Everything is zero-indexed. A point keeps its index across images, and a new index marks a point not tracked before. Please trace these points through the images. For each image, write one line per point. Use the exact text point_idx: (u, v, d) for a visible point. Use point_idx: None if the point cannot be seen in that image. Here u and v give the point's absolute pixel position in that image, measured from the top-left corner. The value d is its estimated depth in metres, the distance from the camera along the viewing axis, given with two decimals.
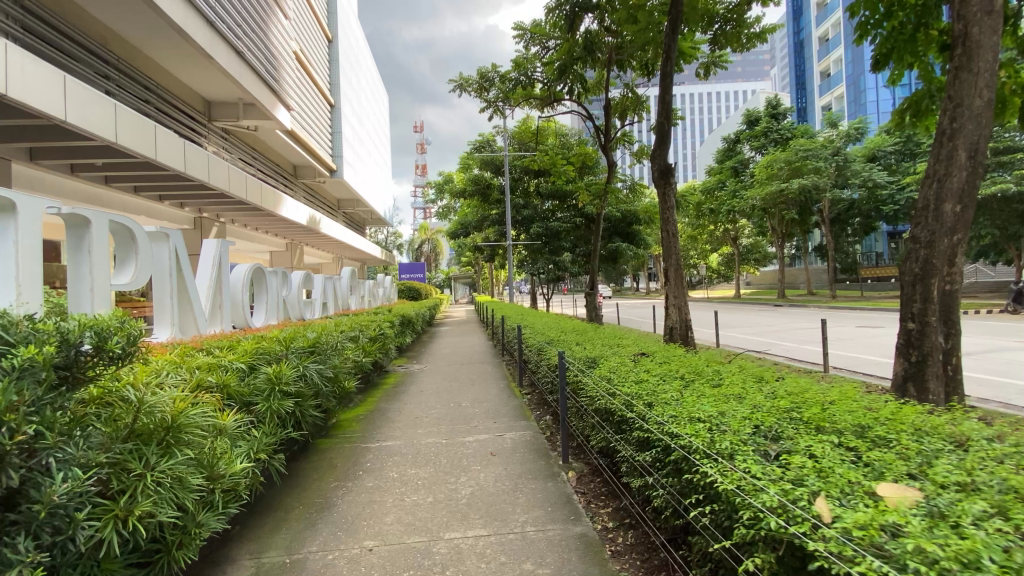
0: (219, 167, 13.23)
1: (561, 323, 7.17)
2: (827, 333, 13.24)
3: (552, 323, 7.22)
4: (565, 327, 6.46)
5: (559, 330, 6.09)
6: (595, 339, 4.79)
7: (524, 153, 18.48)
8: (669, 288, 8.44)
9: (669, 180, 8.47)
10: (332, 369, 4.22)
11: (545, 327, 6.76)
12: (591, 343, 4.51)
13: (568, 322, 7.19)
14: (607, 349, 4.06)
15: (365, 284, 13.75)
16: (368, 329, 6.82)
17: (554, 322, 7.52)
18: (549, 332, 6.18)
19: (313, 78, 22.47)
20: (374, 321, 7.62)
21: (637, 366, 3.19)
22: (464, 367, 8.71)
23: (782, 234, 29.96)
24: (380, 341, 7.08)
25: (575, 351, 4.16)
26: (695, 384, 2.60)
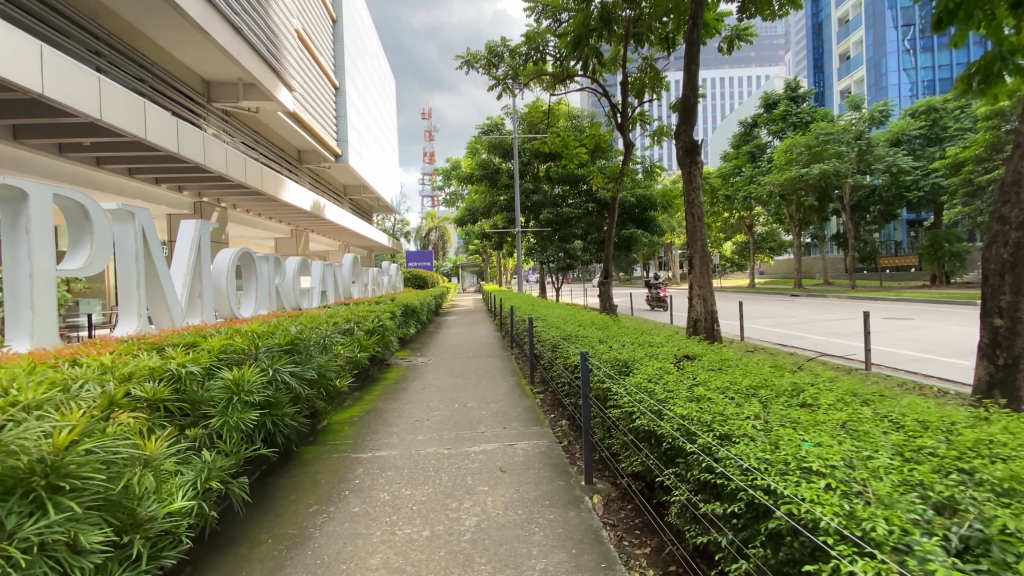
0: (216, 149, 12.62)
1: (577, 315, 6.55)
2: (854, 326, 12.51)
3: (568, 316, 6.60)
4: (583, 320, 5.85)
5: (577, 324, 5.48)
6: (621, 335, 4.15)
7: (534, 135, 17.76)
8: (694, 277, 7.77)
9: (695, 158, 7.75)
10: (315, 369, 3.62)
11: (560, 320, 6.16)
12: (617, 340, 3.89)
13: (585, 314, 6.56)
14: (638, 349, 3.41)
15: (369, 273, 13.16)
16: (367, 321, 6.23)
17: (569, 314, 6.91)
18: (565, 325, 5.57)
19: (316, 58, 21.78)
20: (374, 311, 7.02)
21: (684, 374, 2.55)
22: (471, 360, 8.11)
23: (799, 222, 29.02)
24: (379, 333, 6.49)
25: (600, 350, 3.53)
26: (773, 404, 1.96)
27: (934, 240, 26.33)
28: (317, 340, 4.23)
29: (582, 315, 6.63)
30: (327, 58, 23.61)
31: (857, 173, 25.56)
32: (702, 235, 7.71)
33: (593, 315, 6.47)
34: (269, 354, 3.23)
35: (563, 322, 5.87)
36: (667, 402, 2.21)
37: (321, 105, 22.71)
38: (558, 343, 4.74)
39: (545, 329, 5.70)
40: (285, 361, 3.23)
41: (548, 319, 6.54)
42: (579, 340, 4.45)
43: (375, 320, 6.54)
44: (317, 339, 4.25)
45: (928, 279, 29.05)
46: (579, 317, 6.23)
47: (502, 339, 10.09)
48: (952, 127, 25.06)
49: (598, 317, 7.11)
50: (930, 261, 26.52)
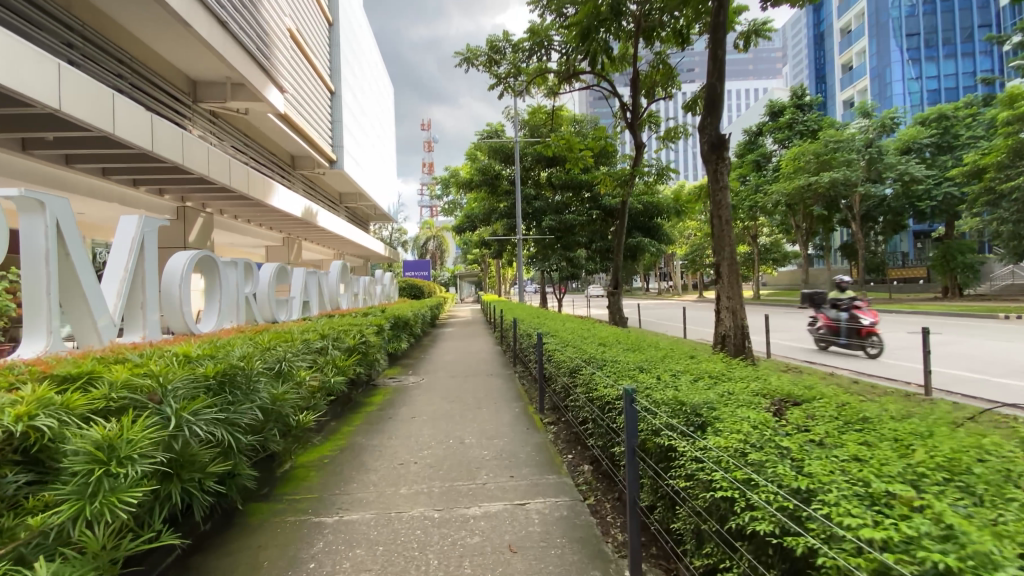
0: (198, 149, 11.68)
1: (593, 330, 5.62)
2: (880, 342, 11.67)
3: (582, 330, 5.67)
4: (602, 337, 4.91)
5: (599, 341, 4.54)
6: (663, 362, 3.23)
7: (535, 139, 17.00)
8: (721, 287, 6.93)
9: (722, 153, 6.93)
10: (261, 410, 2.70)
11: (575, 336, 5.22)
12: (665, 369, 2.95)
13: (601, 330, 5.67)
14: (704, 384, 2.49)
15: (360, 281, 12.22)
16: (346, 337, 5.30)
17: (581, 327, 6.01)
18: (584, 342, 4.62)
19: (310, 61, 21.05)
20: (356, 325, 6.06)
21: (807, 439, 1.63)
22: (469, 380, 7.20)
23: (806, 232, 28.24)
24: (362, 352, 5.55)
25: (646, 384, 2.61)
26: None
27: (946, 251, 25.60)
28: (269, 367, 3.29)
29: (600, 329, 5.70)
30: (322, 61, 22.89)
31: (867, 182, 24.85)
32: (730, 238, 6.89)
33: (614, 330, 5.58)
34: (185, 393, 2.28)
35: (581, 338, 4.94)
36: (810, 500, 1.29)
37: (315, 109, 21.92)
38: (579, 364, 3.82)
39: (559, 346, 4.76)
40: (206, 403, 2.28)
41: (558, 333, 5.62)
42: (609, 363, 3.52)
43: (358, 334, 5.60)
44: (269, 364, 3.30)
45: (940, 291, 28.28)
46: (597, 332, 5.31)
47: (503, 356, 9.16)
48: (963, 135, 24.42)
49: (618, 332, 6.17)
50: (941, 273, 25.73)
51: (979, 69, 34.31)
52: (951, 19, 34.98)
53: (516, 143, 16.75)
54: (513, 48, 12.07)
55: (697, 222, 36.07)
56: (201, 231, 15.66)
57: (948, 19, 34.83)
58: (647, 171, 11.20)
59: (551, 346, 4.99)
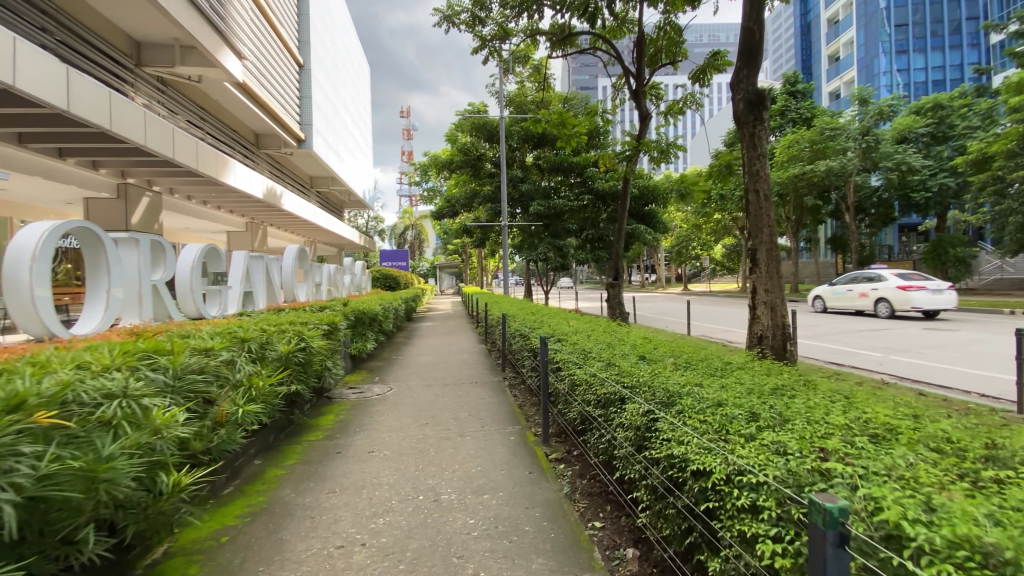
0: (130, 113, 9.97)
1: (615, 331, 4.26)
2: (899, 340, 10.64)
3: (599, 332, 4.29)
4: (635, 343, 3.57)
5: (636, 352, 3.16)
6: (782, 404, 1.91)
7: (522, 116, 15.53)
8: (757, 277, 5.68)
9: (760, 114, 5.61)
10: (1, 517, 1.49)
11: (595, 339, 3.84)
12: (807, 425, 1.63)
13: (625, 331, 4.36)
14: (949, 494, 1.18)
15: (324, 270, 10.68)
16: (278, 343, 3.89)
17: (595, 326, 4.69)
18: (613, 353, 3.26)
19: (275, 30, 19.25)
20: (300, 323, 4.64)
21: None
22: (449, 390, 5.83)
23: (797, 223, 27.42)
24: (306, 360, 4.17)
25: (806, 480, 1.31)
26: None
27: (937, 244, 25.00)
28: (86, 413, 1.96)
29: (622, 330, 4.36)
30: (288, 30, 21.02)
31: (862, 172, 24.03)
32: (770, 217, 5.62)
33: (642, 333, 4.26)
34: None
35: (608, 343, 3.57)
36: None
37: (280, 82, 20.08)
38: (617, 391, 2.49)
39: (577, 355, 3.41)
40: None
41: (568, 334, 4.25)
42: (669, 391, 2.22)
43: (301, 336, 4.19)
44: (88, 406, 1.98)
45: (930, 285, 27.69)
46: (622, 336, 3.95)
47: (488, 358, 7.81)
48: (959, 125, 23.66)
49: (643, 334, 4.84)
50: (932, 267, 25.12)
51: (968, 62, 33.84)
52: (940, 10, 34.32)
53: (500, 120, 15.28)
54: (499, 6, 10.59)
55: (684, 213, 35.15)
56: (147, 212, 13.91)
57: (938, 10, 34.13)
58: (652, 147, 9.82)
59: (563, 353, 3.63)
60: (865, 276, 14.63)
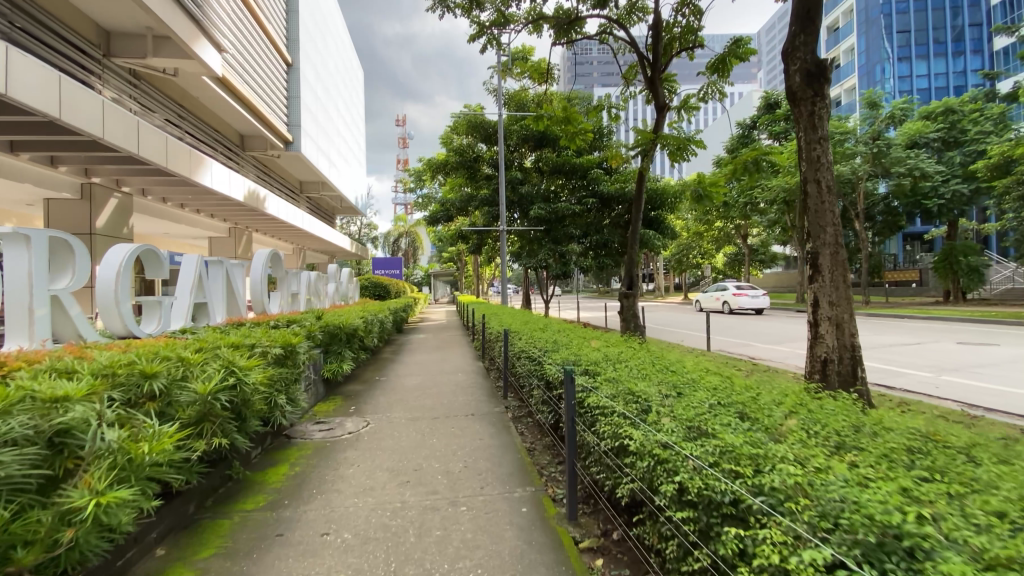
0: (83, 102, 8.90)
1: (663, 361, 3.18)
2: (937, 357, 9.62)
3: (642, 361, 3.21)
4: (706, 382, 2.48)
5: (728, 403, 2.04)
6: None
7: (521, 115, 14.52)
8: (818, 287, 4.63)
9: (822, 87, 4.59)
10: None
11: (643, 374, 2.75)
12: None
13: (674, 359, 3.28)
14: None
15: (303, 277, 9.55)
16: (197, 380, 2.79)
17: (632, 352, 3.62)
18: (684, 401, 2.15)
19: (261, 25, 18.28)
20: (241, 348, 3.52)
21: None
22: (440, 424, 4.73)
23: (803, 231, 26.63)
24: (243, 402, 3.04)
25: None
26: None
27: (947, 253, 24.08)
28: None
29: (673, 359, 3.29)
30: (276, 26, 20.02)
31: (870, 178, 23.19)
32: (835, 215, 4.60)
33: (700, 363, 3.17)
34: None
35: (668, 383, 2.49)
36: None
37: (266, 79, 19.02)
38: (727, 489, 1.42)
39: (628, 400, 2.30)
40: None
41: (601, 363, 3.15)
42: (861, 515, 1.13)
43: (234, 367, 3.05)
44: None
45: (939, 295, 26.81)
46: (681, 369, 2.84)
47: (486, 380, 6.72)
48: (971, 130, 22.78)
49: (693, 361, 3.77)
50: (944, 275, 24.18)
51: (971, 68, 33.13)
52: (942, 17, 33.63)
53: (498, 119, 14.29)
54: None
55: (685, 221, 34.30)
56: (115, 214, 12.82)
57: (940, 16, 33.40)
58: (671, 141, 8.22)
59: (601, 393, 2.54)
60: (718, 286, 21.35)
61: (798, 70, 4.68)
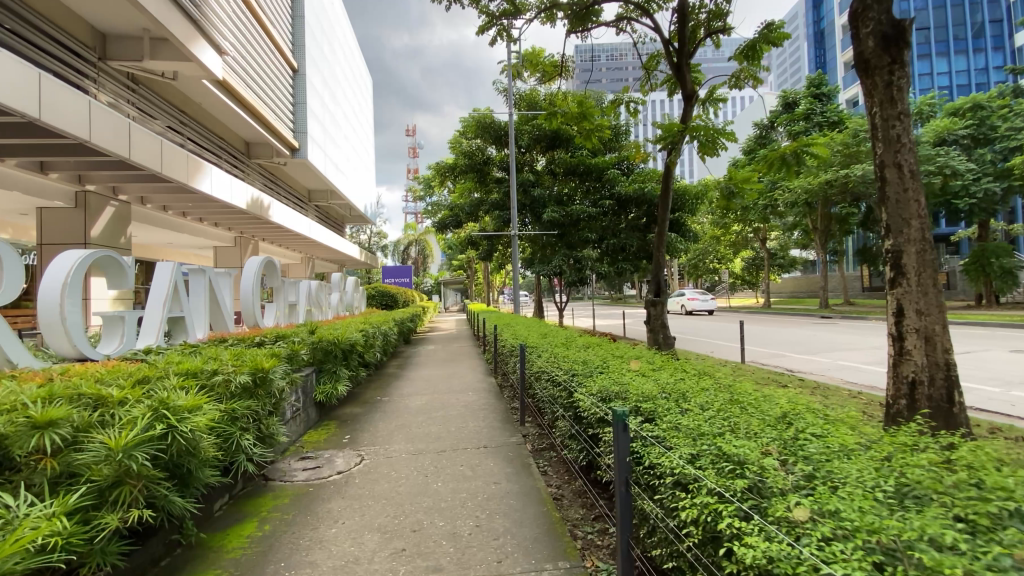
0: (66, 102, 8.33)
1: (740, 395, 2.39)
2: (1000, 370, 8.58)
3: (713, 394, 2.44)
4: (830, 440, 1.70)
5: (898, 495, 1.26)
6: None
7: (532, 114, 13.78)
8: (902, 292, 3.83)
9: (900, 53, 3.84)
10: None
11: (730, 422, 1.96)
12: None
13: (752, 393, 2.50)
14: None
15: (302, 287, 8.86)
16: (108, 434, 2.06)
17: (692, 379, 2.84)
18: (824, 484, 1.36)
19: (265, 30, 17.84)
20: (191, 379, 2.79)
21: None
22: (448, 460, 3.97)
23: (824, 234, 25.65)
24: (179, 457, 2.31)
25: None
26: None
27: (980, 254, 22.67)
28: None
29: (755, 392, 2.50)
30: (280, 31, 19.59)
31: None
32: (920, 206, 3.81)
33: (792, 398, 2.38)
34: None
35: (773, 441, 1.72)
36: None
37: (269, 84, 18.51)
38: None
39: (726, 474, 1.54)
40: None
41: (660, 399, 2.38)
42: None
43: (168, 409, 2.32)
44: None
45: (972, 299, 25.51)
46: (778, 415, 2.06)
47: (501, 402, 5.93)
48: (1003, 125, 21.57)
49: (767, 390, 2.99)
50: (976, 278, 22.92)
51: (994, 65, 31.40)
52: (962, 12, 31.91)
53: (509, 119, 13.58)
54: None
55: (701, 224, 33.35)
56: (112, 223, 12.29)
57: (960, 12, 31.76)
58: (701, 132, 7.39)
59: (676, 451, 1.78)
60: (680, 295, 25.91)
61: (872, 34, 3.91)
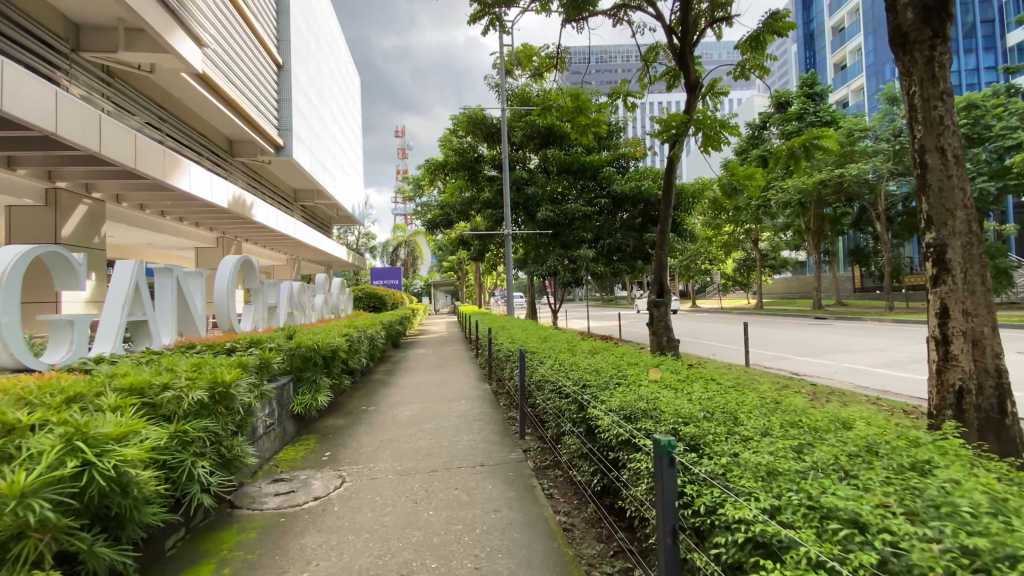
0: (30, 90, 7.76)
1: (799, 417, 1.96)
2: (1011, 372, 8.30)
3: (768, 416, 2.02)
4: (959, 492, 1.28)
5: None
6: None
7: (525, 109, 13.34)
8: (947, 291, 3.45)
9: (942, 25, 3.49)
10: None
11: (808, 456, 1.54)
12: None
13: (808, 415, 2.07)
14: None
15: (282, 288, 8.36)
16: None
17: (731, 394, 2.43)
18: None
19: (247, 22, 17.23)
20: (126, 397, 2.30)
21: None
22: (440, 482, 3.52)
23: (817, 234, 25.49)
24: (102, 499, 1.84)
25: None
26: None
27: None
28: None
29: (815, 412, 2.09)
30: (264, 25, 19.00)
31: (892, 177, 21.93)
32: (965, 194, 3.45)
33: (864, 421, 1.97)
34: None
35: (882, 492, 1.29)
36: None
37: (252, 79, 17.92)
38: None
39: (834, 544, 1.11)
40: None
41: (706, 421, 1.95)
42: None
43: (87, 438, 1.85)
44: None
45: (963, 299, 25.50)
46: (862, 448, 1.65)
47: (496, 411, 5.49)
48: (997, 125, 21.43)
49: (814, 406, 2.59)
50: None
51: (983, 67, 31.21)
52: None
53: (500, 114, 13.13)
54: None
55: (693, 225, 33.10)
56: (85, 223, 11.66)
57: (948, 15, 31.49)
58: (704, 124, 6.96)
59: (749, 500, 1.35)
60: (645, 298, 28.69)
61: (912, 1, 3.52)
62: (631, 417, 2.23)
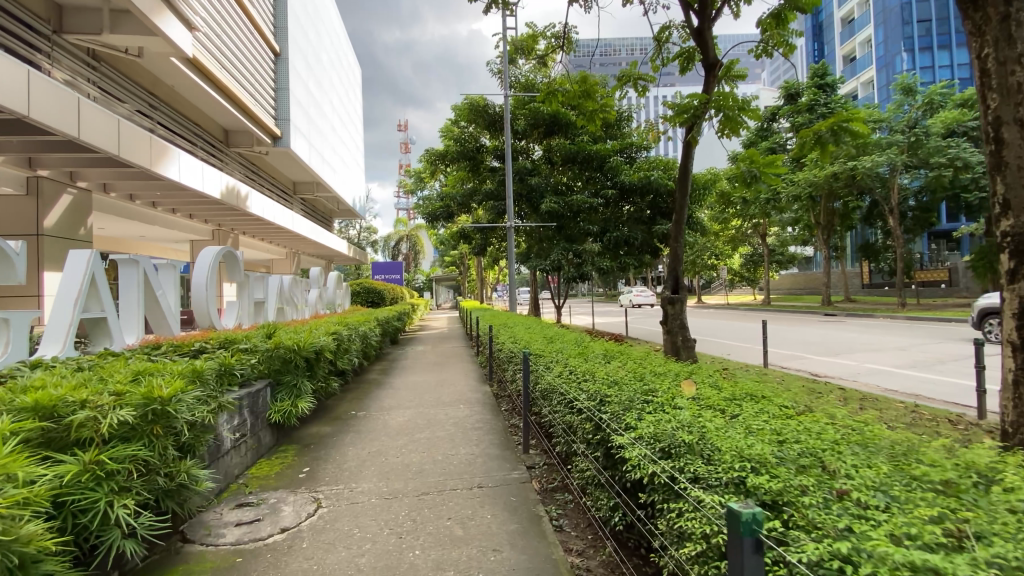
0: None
1: (908, 466, 1.46)
2: None
3: (869, 463, 1.49)
4: None
5: None
6: None
7: (529, 96, 12.75)
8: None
9: None
10: None
11: (960, 546, 1.05)
12: None
13: (916, 459, 1.57)
14: None
15: (270, 283, 7.84)
16: None
17: (803, 423, 1.90)
18: None
19: (241, 7, 16.64)
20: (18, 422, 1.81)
21: None
22: (431, 508, 3.00)
23: (827, 229, 24.88)
24: None
25: None
26: None
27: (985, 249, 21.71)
28: None
29: (931, 457, 1.56)
30: (260, 10, 18.41)
31: (905, 169, 21.24)
32: None
33: (1008, 473, 1.44)
34: None
35: None
36: None
37: (247, 66, 17.35)
38: None
39: None
40: None
41: (783, 469, 1.44)
42: None
43: None
44: None
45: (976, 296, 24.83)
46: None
47: (497, 419, 4.97)
48: None
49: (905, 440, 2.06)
50: (982, 274, 22.13)
51: None
52: None
53: (503, 102, 12.55)
54: None
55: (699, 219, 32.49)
56: (70, 213, 11.15)
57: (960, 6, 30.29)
58: (724, 107, 6.40)
59: None
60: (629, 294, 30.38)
61: None
62: (672, 453, 1.72)
